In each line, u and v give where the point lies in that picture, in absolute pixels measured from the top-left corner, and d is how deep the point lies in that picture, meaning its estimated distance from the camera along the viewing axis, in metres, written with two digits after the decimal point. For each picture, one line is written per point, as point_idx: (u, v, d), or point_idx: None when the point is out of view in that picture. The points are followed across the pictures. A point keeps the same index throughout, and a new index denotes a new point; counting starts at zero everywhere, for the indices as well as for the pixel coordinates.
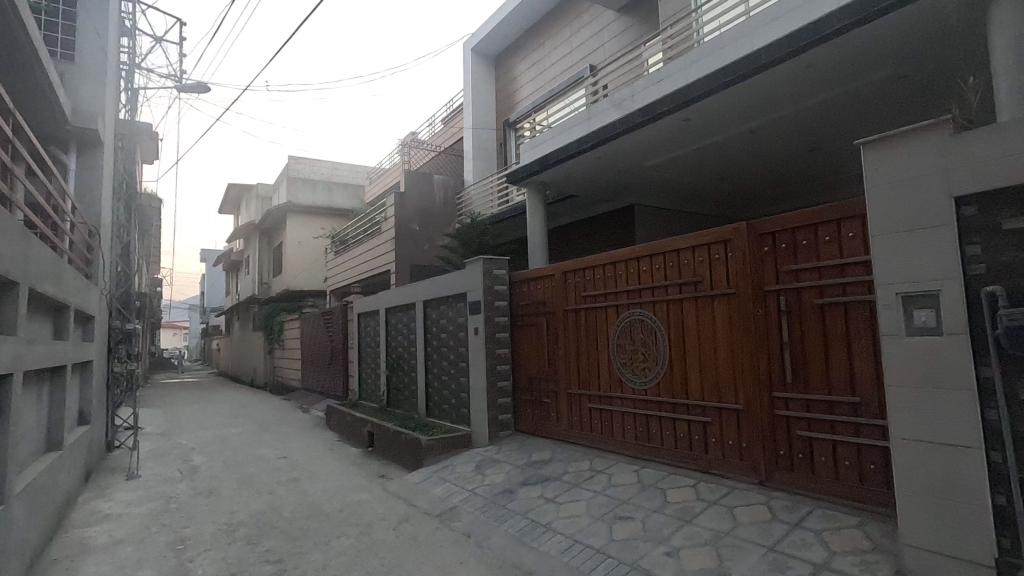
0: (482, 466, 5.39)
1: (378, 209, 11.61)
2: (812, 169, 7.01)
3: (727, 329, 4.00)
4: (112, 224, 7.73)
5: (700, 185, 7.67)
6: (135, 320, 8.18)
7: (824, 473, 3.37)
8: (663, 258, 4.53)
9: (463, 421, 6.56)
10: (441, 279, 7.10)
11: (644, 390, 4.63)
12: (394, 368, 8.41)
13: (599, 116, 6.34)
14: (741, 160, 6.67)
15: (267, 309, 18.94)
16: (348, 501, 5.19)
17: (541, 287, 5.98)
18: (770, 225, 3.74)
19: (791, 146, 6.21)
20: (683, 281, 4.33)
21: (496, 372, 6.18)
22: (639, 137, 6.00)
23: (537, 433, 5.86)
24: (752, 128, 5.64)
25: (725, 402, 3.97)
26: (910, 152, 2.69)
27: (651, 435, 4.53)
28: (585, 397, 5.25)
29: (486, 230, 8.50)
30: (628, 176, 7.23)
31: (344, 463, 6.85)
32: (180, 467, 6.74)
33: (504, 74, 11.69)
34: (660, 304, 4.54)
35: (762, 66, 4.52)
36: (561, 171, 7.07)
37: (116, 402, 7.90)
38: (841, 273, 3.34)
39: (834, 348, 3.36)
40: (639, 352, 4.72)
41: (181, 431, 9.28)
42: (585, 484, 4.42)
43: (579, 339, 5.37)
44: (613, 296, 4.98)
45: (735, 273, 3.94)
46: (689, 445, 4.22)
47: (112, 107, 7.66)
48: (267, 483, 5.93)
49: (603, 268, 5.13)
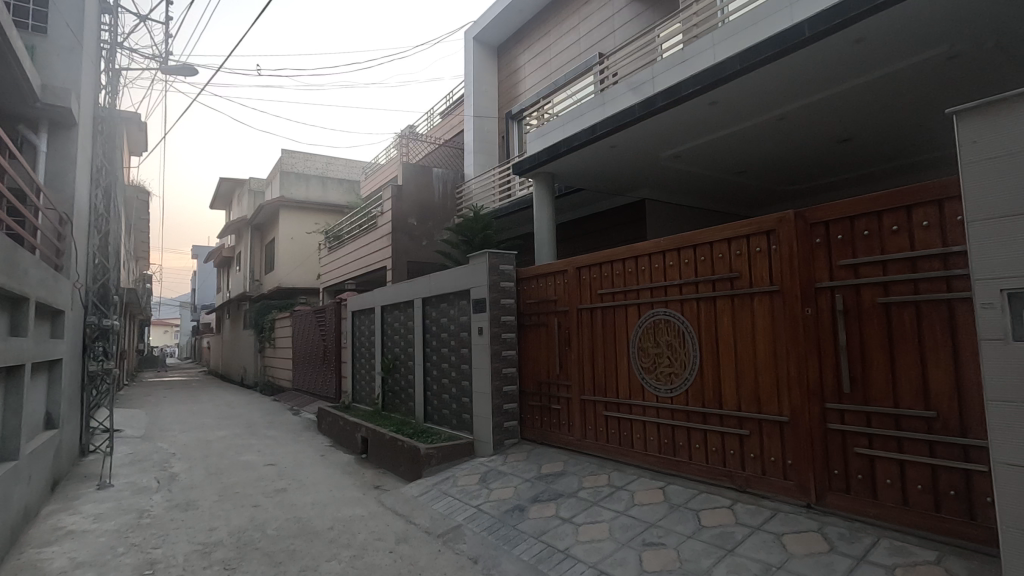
0: (487, 479, 4.93)
1: (374, 203, 11.14)
2: (837, 162, 6.62)
3: (769, 331, 3.56)
4: (88, 212, 7.21)
5: (717, 179, 7.25)
6: (113, 316, 7.65)
7: (889, 497, 2.92)
8: (692, 251, 4.09)
9: (464, 428, 6.09)
10: (442, 275, 6.63)
11: (670, 398, 4.19)
12: (391, 370, 7.94)
13: (614, 101, 5.89)
14: (765, 150, 6.25)
15: (257, 306, 18.39)
16: (340, 517, 4.71)
17: (552, 284, 5.53)
18: (822, 214, 3.30)
19: (820, 136, 5.81)
20: (716, 277, 3.89)
21: (502, 376, 5.72)
22: (659, 124, 5.55)
23: (546, 443, 5.41)
24: (782, 112, 5.23)
25: (766, 414, 3.53)
26: (1017, 120, 2.25)
27: (677, 449, 4.09)
28: (602, 404, 4.80)
29: (489, 224, 8.05)
30: (642, 168, 6.79)
31: (336, 472, 6.37)
32: (158, 475, 6.24)
33: (506, 64, 11.24)
34: (689, 303, 4.09)
35: (805, 40, 4.07)
36: (571, 161, 6.62)
37: (91, 404, 7.37)
38: (912, 267, 2.90)
39: (902, 354, 2.91)
40: (663, 356, 4.27)
41: (163, 434, 8.75)
42: (604, 503, 3.96)
43: (595, 341, 4.92)
44: (634, 295, 4.54)
45: (779, 268, 3.50)
46: (722, 461, 3.78)
47: (90, 89, 7.12)
48: (251, 494, 5.44)
49: (623, 262, 4.68)
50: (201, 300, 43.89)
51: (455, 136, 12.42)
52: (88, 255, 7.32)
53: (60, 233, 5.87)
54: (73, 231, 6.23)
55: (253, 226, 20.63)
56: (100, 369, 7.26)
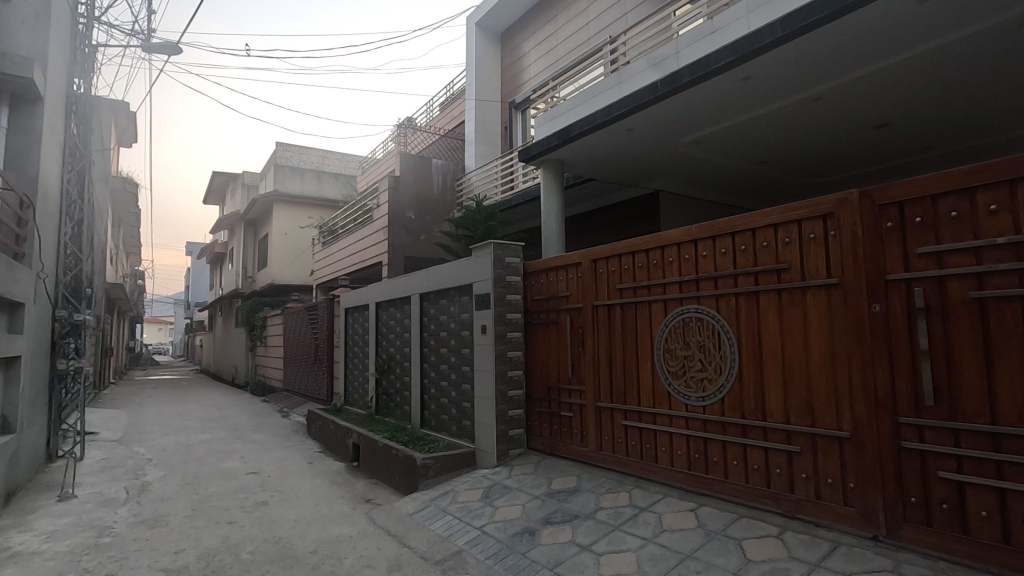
0: (491, 495, 4.40)
1: (370, 195, 10.61)
2: (869, 152, 6.22)
3: (824, 333, 3.05)
4: (58, 198, 6.65)
5: (738, 171, 6.80)
6: (87, 311, 7.07)
7: (985, 532, 2.41)
8: (730, 240, 3.58)
9: (465, 436, 5.56)
10: (442, 269, 6.10)
11: (701, 407, 3.68)
12: (385, 371, 7.39)
13: (632, 80, 5.36)
14: (794, 137, 5.82)
15: (249, 303, 17.78)
16: (326, 537, 4.18)
17: (563, 279, 5.01)
18: (894, 193, 2.80)
19: (856, 120, 5.39)
20: (760, 268, 3.38)
21: (507, 379, 5.19)
22: (683, 105, 5.06)
23: (555, 454, 4.90)
24: (822, 92, 4.80)
25: (819, 429, 3.02)
26: None
27: (711, 466, 3.59)
28: (620, 412, 4.30)
29: (493, 217, 7.52)
30: (659, 155, 6.29)
31: (323, 483, 5.83)
32: (128, 485, 5.69)
33: (510, 52, 10.71)
34: (725, 299, 3.58)
35: (858, 2, 3.58)
36: (583, 147, 6.11)
37: (60, 405, 6.79)
38: (1015, 255, 2.40)
39: (1003, 359, 2.41)
40: (693, 359, 3.76)
41: (141, 438, 8.19)
42: (628, 527, 3.44)
43: (612, 342, 4.41)
44: (660, 289, 4.03)
45: (839, 257, 2.99)
46: (766, 481, 3.27)
47: (60, 66, 6.57)
48: (228, 508, 4.91)
49: (646, 254, 4.17)
50: (196, 296, 43.30)
51: (455, 127, 11.88)
52: (58, 242, 6.75)
53: (22, 218, 5.34)
54: (37, 217, 5.68)
55: (245, 221, 20.04)
56: (70, 367, 6.68)
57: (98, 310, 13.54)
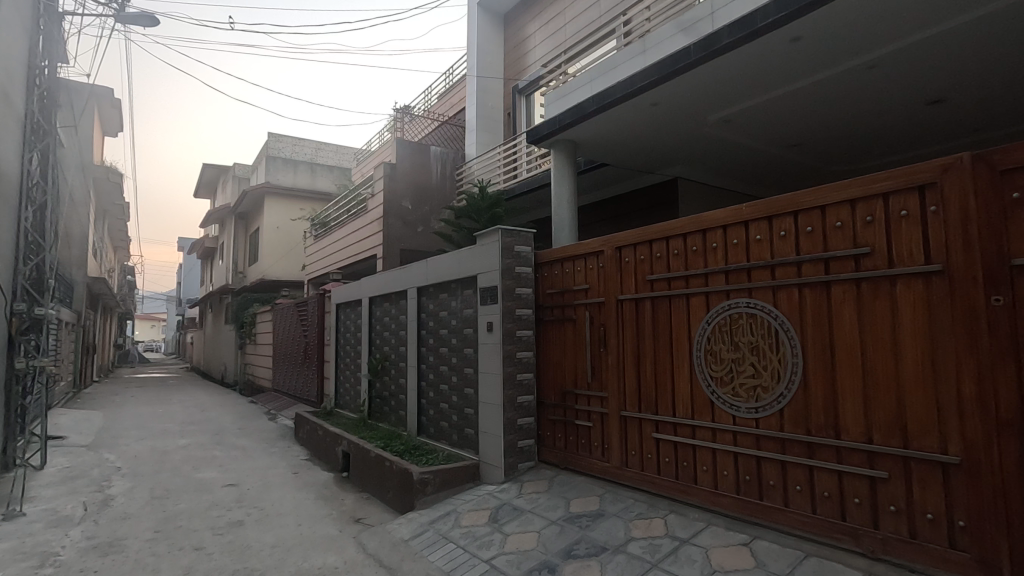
0: (499, 517, 3.81)
1: (364, 184, 9.99)
2: (912, 135, 5.67)
3: (919, 333, 2.46)
4: (14, 178, 5.99)
5: (766, 155, 6.25)
6: (49, 305, 6.40)
7: None
8: (792, 219, 2.99)
9: (468, 446, 4.96)
10: (442, 259, 5.48)
11: (754, 419, 3.09)
12: (379, 372, 6.78)
13: (659, 47, 4.75)
14: (836, 115, 5.25)
15: (238, 299, 17.09)
16: (306, 569, 3.59)
17: (580, 269, 4.42)
18: (1020, 156, 2.22)
19: (908, 94, 4.83)
20: (831, 254, 2.79)
21: (516, 383, 4.59)
22: (716, 73, 4.47)
23: (572, 468, 4.31)
24: (878, 58, 4.22)
25: (915, 451, 2.44)
26: None
27: (766, 491, 3.00)
28: (650, 424, 3.71)
29: (497, 205, 6.92)
30: (682, 136, 5.69)
31: (308, 497, 5.21)
32: (88, 499, 5.08)
33: (513, 33, 10.07)
34: (786, 291, 2.99)
35: None
36: (599, 125, 5.51)
37: (19, 409, 6.14)
38: None
39: None
40: (742, 362, 3.16)
41: (112, 443, 7.58)
42: (669, 566, 2.85)
43: (641, 342, 3.83)
44: (700, 280, 3.44)
45: (942, 238, 2.41)
46: (840, 513, 2.68)
47: (15, 33, 5.90)
48: (198, 529, 4.31)
49: (684, 239, 3.58)
50: (187, 292, 42.67)
51: (456, 113, 11.27)
52: (16, 229, 6.10)
53: None
54: None
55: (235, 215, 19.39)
56: (30, 367, 6.04)
57: (77, 305, 12.83)
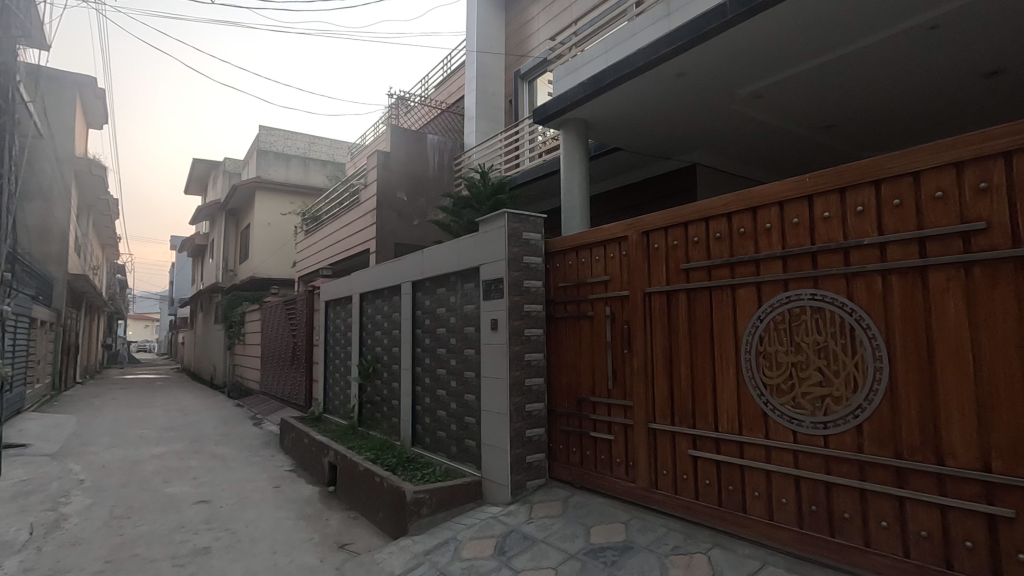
0: (507, 549, 3.24)
1: (356, 174, 9.41)
2: (958, 113, 5.13)
3: None
4: None
5: (796, 138, 5.69)
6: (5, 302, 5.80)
7: None
8: (872, 190, 2.43)
9: (469, 460, 4.38)
10: (440, 249, 4.88)
11: (821, 437, 2.53)
12: (370, 375, 6.20)
13: (686, 9, 4.18)
14: (879, 90, 4.70)
15: (227, 298, 16.47)
16: None
17: (599, 258, 3.84)
18: None
19: (966, 63, 4.28)
20: (927, 232, 2.23)
21: (524, 390, 4.00)
22: (755, 34, 3.90)
23: (589, 487, 3.74)
24: (941, 18, 3.68)
25: None
26: None
27: (838, 525, 2.44)
28: (686, 439, 3.14)
29: (499, 192, 6.33)
30: (705, 115, 5.14)
31: (288, 517, 4.63)
32: (38, 519, 4.49)
33: (517, 13, 9.47)
34: (865, 278, 2.41)
35: None
36: (616, 100, 4.93)
37: None
38: None
39: None
40: (806, 364, 2.59)
41: (81, 451, 6.97)
42: None
43: (675, 342, 3.26)
44: (750, 269, 2.88)
45: None
46: (944, 560, 2.12)
47: None
48: (157, 557, 3.73)
49: (729, 219, 3.01)
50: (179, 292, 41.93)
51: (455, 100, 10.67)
52: None
53: None
54: None
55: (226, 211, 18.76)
56: None
57: (56, 304, 12.18)
